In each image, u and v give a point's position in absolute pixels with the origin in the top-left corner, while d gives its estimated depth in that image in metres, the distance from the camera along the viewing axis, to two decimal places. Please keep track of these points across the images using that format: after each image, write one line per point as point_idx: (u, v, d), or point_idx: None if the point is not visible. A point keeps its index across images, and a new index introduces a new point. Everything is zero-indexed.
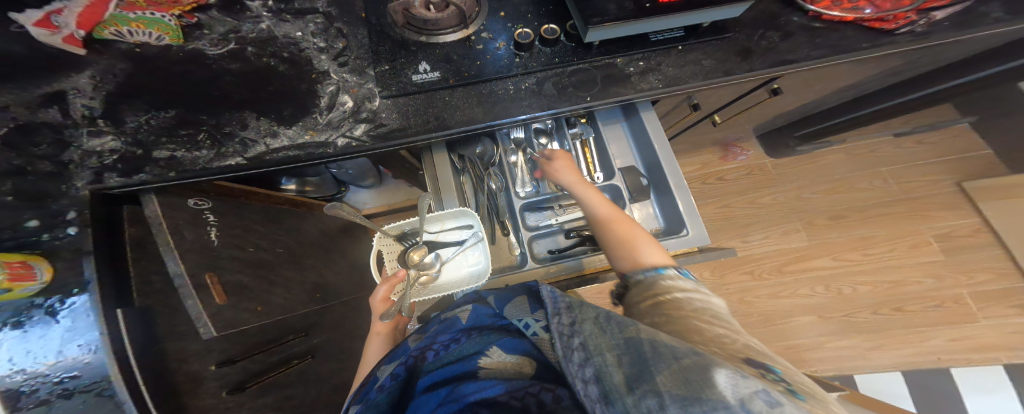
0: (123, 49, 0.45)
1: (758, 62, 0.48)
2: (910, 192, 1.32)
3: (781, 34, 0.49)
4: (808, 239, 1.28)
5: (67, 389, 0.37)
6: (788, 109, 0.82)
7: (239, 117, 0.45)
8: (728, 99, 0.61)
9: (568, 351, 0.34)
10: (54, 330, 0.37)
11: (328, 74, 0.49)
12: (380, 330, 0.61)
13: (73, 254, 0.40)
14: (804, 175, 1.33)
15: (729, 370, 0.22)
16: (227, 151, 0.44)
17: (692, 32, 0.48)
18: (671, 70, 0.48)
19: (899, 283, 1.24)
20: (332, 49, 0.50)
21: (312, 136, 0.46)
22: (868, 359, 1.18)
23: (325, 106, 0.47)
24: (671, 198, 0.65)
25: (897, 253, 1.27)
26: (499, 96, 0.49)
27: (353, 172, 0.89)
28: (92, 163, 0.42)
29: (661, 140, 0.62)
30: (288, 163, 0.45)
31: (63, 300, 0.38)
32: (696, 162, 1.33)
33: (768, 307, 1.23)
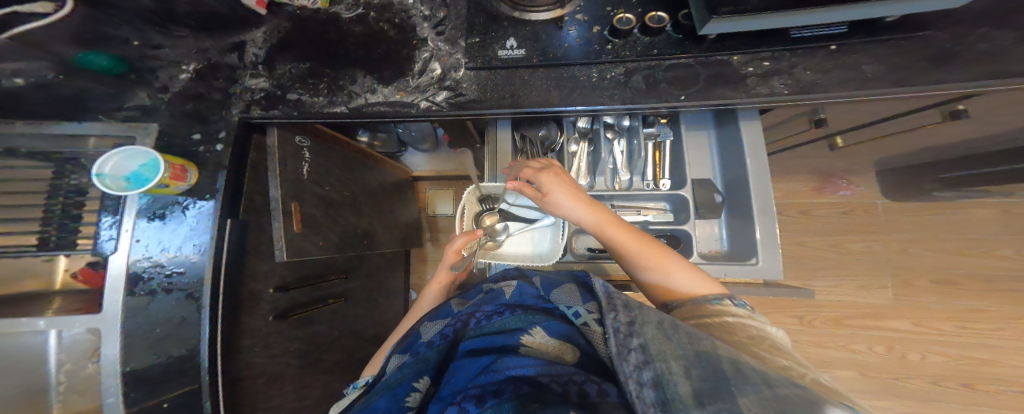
0: (289, 12, 0.50)
1: (958, 68, 0.39)
2: None
3: (1020, 34, 0.39)
4: (891, 298, 1.09)
5: (171, 284, 0.42)
6: (923, 146, 0.69)
7: (350, 73, 0.48)
8: (874, 117, 0.51)
9: (623, 349, 0.31)
10: (183, 228, 0.43)
11: (426, 43, 0.50)
12: (441, 281, 0.69)
13: (215, 167, 0.45)
14: (915, 226, 1.12)
15: (840, 410, 0.22)
16: (338, 99, 0.47)
17: (860, 27, 0.41)
18: (808, 74, 0.42)
19: (988, 362, 1.03)
20: (436, 19, 0.51)
21: (401, 96, 0.48)
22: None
23: (418, 71, 0.49)
24: (749, 222, 0.59)
25: (1005, 333, 1.05)
26: (579, 82, 0.47)
27: (416, 135, 0.93)
28: (246, 98, 0.48)
29: (758, 154, 0.55)
30: (378, 118, 0.47)
31: (195, 202, 0.44)
32: (783, 188, 1.17)
33: (808, 354, 1.08)
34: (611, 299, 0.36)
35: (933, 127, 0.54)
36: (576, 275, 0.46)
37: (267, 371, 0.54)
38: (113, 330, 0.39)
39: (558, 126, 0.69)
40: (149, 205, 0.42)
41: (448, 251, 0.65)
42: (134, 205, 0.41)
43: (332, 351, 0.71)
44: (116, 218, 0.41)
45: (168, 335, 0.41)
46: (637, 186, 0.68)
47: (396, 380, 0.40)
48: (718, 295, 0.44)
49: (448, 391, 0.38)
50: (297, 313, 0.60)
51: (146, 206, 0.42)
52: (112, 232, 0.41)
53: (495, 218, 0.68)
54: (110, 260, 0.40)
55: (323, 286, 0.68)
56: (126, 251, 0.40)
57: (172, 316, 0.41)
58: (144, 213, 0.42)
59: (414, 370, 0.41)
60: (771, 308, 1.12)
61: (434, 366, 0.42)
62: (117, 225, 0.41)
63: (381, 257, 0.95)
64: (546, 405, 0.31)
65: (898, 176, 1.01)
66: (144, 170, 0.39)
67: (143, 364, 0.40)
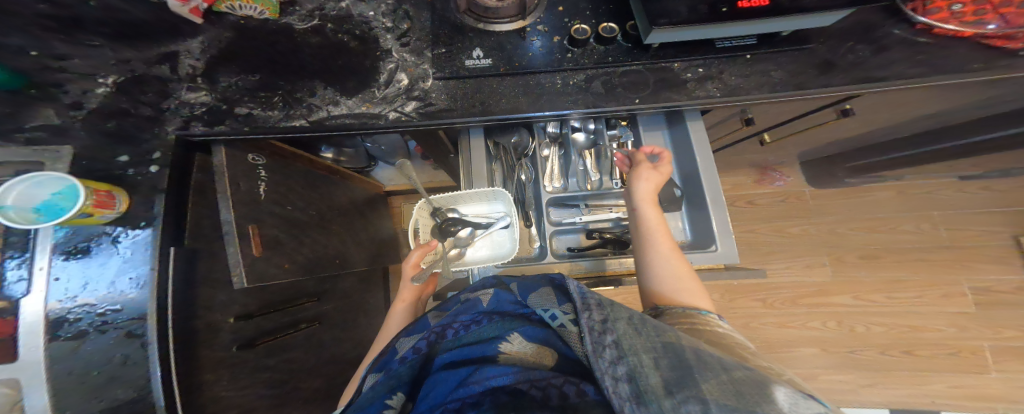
0: (231, 21, 0.49)
1: (838, 77, 0.46)
2: (960, 241, 1.24)
3: (874, 48, 0.47)
4: (832, 275, 1.23)
5: (105, 323, 0.38)
6: (841, 138, 0.79)
7: (309, 85, 0.47)
8: (788, 116, 0.59)
9: (598, 346, 0.33)
10: (113, 261, 0.40)
11: (388, 53, 0.50)
12: (406, 298, 0.66)
13: (149, 191, 0.42)
14: (843, 208, 1.27)
15: (787, 389, 0.24)
16: (296, 113, 0.46)
17: (765, 41, 0.48)
18: (733, 80, 0.47)
19: (920, 328, 1.18)
20: (394, 30, 0.51)
21: (368, 108, 0.47)
22: (859, 394, 1.15)
23: (382, 81, 0.49)
24: (705, 213, 0.64)
25: (925, 298, 1.20)
26: (545, 88, 0.50)
27: (386, 148, 0.92)
28: (184, 113, 0.44)
29: (705, 153, 0.61)
30: (340, 130, 0.46)
31: (127, 232, 0.41)
32: (730, 182, 1.29)
33: (771, 335, 1.19)
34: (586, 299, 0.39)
35: (821, 127, 0.65)
36: (551, 278, 0.49)
37: (232, 407, 0.49)
38: (36, 379, 0.36)
39: (529, 132, 0.71)
40: (67, 238, 0.39)
41: (406, 264, 0.63)
42: (48, 240, 0.39)
43: (311, 377, 0.68)
44: (27, 258, 0.38)
45: (109, 378, 0.37)
46: (608, 185, 0.72)
47: (370, 397, 0.39)
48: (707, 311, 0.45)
49: (426, 406, 0.38)
50: (265, 341, 0.57)
51: (62, 239, 0.39)
52: (22, 272, 0.37)
53: (455, 228, 0.67)
54: (21, 305, 0.36)
55: (292, 311, 0.64)
56: (41, 293, 0.37)
57: (112, 357, 0.38)
58: (59, 249, 0.39)
59: (387, 386, 0.40)
60: (735, 295, 1.22)
61: (409, 381, 0.42)
62: (29, 264, 0.38)
63: (355, 278, 0.91)
64: (523, 412, 0.32)
65: (821, 165, 1.15)
66: (57, 199, 0.35)
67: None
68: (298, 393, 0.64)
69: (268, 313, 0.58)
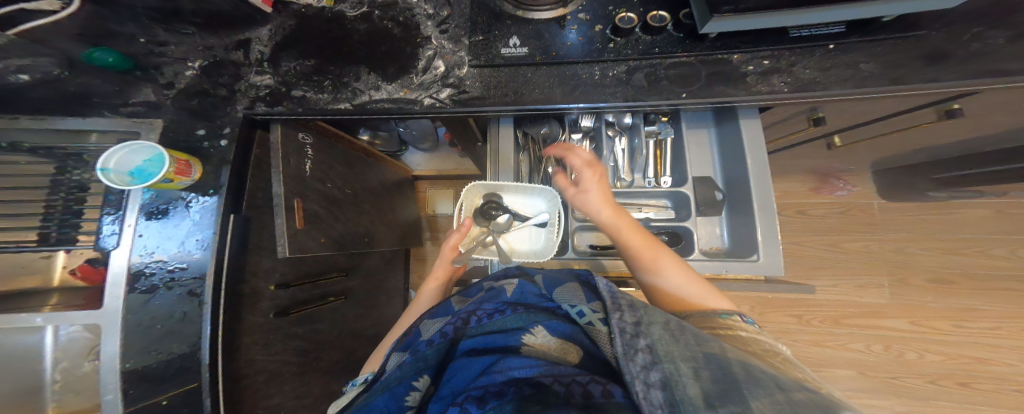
0: (295, 10, 0.49)
1: (948, 72, 0.39)
2: None
3: (1010, 35, 0.40)
4: (889, 296, 1.11)
5: (172, 280, 0.42)
6: (922, 145, 0.70)
7: (355, 70, 0.48)
8: (873, 116, 0.52)
9: (629, 349, 0.31)
10: (185, 224, 0.43)
11: (430, 40, 0.50)
12: (438, 276, 0.70)
13: (219, 163, 0.45)
14: (909, 225, 1.14)
15: None
16: (341, 96, 0.47)
17: (856, 28, 0.42)
18: (806, 73, 0.43)
19: (982, 360, 1.05)
20: (438, 16, 0.51)
21: (405, 94, 0.48)
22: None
23: (421, 68, 0.49)
24: (749, 219, 0.59)
25: (1000, 333, 1.06)
26: (581, 80, 0.48)
27: (417, 134, 0.93)
28: (251, 94, 0.47)
29: (758, 153, 0.56)
30: (381, 115, 0.47)
31: (199, 198, 0.44)
32: (778, 188, 1.19)
33: (806, 353, 1.10)
34: (615, 298, 0.38)
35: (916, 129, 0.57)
36: (578, 273, 0.48)
37: (265, 369, 0.53)
38: (114, 325, 0.39)
39: (560, 123, 0.68)
40: (151, 200, 0.42)
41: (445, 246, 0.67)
42: (137, 199, 0.41)
43: (332, 351, 0.71)
44: (118, 214, 0.41)
45: (168, 331, 0.41)
46: (640, 183, 0.70)
47: (396, 378, 0.40)
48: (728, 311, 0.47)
49: (450, 390, 0.39)
50: (297, 311, 0.60)
51: (148, 201, 0.42)
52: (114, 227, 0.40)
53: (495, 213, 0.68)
54: (111, 255, 0.40)
55: (323, 284, 0.68)
56: (126, 247, 0.40)
57: (173, 313, 0.42)
58: (145, 209, 0.42)
59: (413, 369, 0.41)
60: (769, 307, 1.14)
61: (434, 365, 0.42)
62: (118, 220, 0.41)
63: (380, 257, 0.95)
64: (548, 406, 0.31)
65: (892, 174, 1.03)
66: (146, 165, 0.39)
67: (142, 362, 0.40)
68: (320, 360, 0.67)
69: (304, 284, 0.62)
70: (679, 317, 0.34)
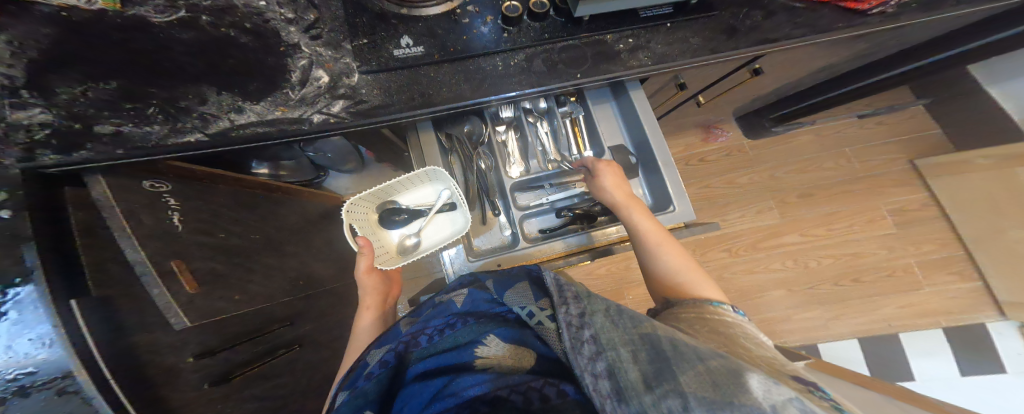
0: (46, 14, 0.39)
1: (743, 41, 0.49)
2: (870, 171, 1.41)
3: (763, 13, 0.50)
4: (780, 216, 1.35)
5: (24, 386, 0.34)
6: (771, 88, 0.87)
7: (194, 92, 0.42)
8: (712, 79, 0.64)
9: (576, 342, 0.37)
10: (2, 324, 0.33)
11: (299, 47, 0.45)
12: (370, 305, 0.66)
13: (9, 239, 0.33)
14: (778, 154, 1.39)
15: (758, 375, 0.25)
16: (184, 127, 0.41)
17: (680, 10, 0.48)
18: (659, 48, 0.48)
19: (858, 254, 1.34)
20: (303, 21, 0.46)
21: (284, 112, 0.43)
22: (828, 327, 1.29)
23: (296, 81, 0.44)
24: (659, 175, 0.67)
25: (857, 227, 1.36)
26: (487, 72, 0.48)
27: (333, 155, 0.84)
28: (20, 138, 0.38)
29: (649, 119, 0.64)
30: (255, 140, 0.43)
31: (4, 291, 0.33)
32: (680, 144, 1.36)
33: (741, 281, 1.31)
34: (563, 290, 0.43)
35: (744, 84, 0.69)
36: (528, 270, 0.51)
37: None
38: None
39: (481, 119, 0.68)
40: None
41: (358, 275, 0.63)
42: None
43: (309, 401, 0.67)
44: None
45: None
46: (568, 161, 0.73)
47: None
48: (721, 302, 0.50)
49: None
50: (242, 372, 0.52)
51: None
52: None
53: (393, 218, 0.67)
54: None
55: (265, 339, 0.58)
56: None
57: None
58: None
59: (353, 407, 0.38)
60: (704, 248, 1.32)
61: (377, 398, 0.40)
62: None
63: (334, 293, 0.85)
64: None
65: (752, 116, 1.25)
66: None
67: None
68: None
69: (234, 347, 0.52)
70: (618, 302, 0.37)
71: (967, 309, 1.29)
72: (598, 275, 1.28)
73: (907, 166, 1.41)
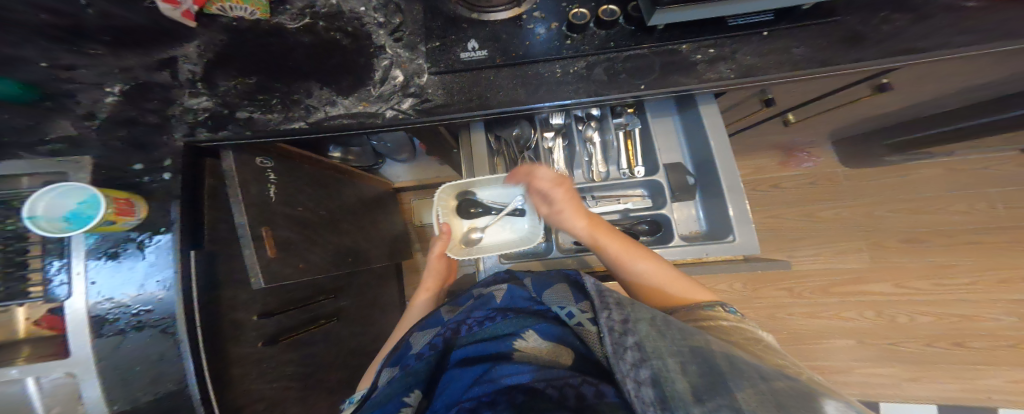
0: (223, 23, 0.45)
1: (870, 51, 0.42)
2: (1002, 222, 1.15)
3: (913, 16, 0.43)
4: (869, 260, 1.16)
5: (142, 321, 0.40)
6: (879, 114, 0.75)
7: (305, 86, 0.46)
8: (813, 95, 0.57)
9: (619, 348, 0.33)
10: (140, 265, 0.41)
11: (383, 49, 0.48)
12: (429, 287, 0.73)
13: (164, 197, 0.42)
14: (873, 189, 1.20)
15: (838, 403, 0.22)
16: (294, 115, 0.45)
17: (784, 16, 0.44)
18: (749, 59, 0.44)
19: (971, 318, 1.11)
20: (389, 26, 0.49)
21: (365, 107, 0.46)
22: (902, 389, 1.09)
23: (378, 79, 0.48)
24: (721, 200, 0.62)
25: (973, 286, 1.13)
26: (544, 78, 0.48)
27: (391, 145, 0.90)
28: (189, 119, 0.43)
29: (718, 136, 0.59)
30: (341, 131, 0.46)
31: (150, 238, 0.41)
32: (750, 166, 1.22)
33: (801, 326, 1.15)
34: (604, 297, 0.39)
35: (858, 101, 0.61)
36: (566, 273, 0.47)
37: (263, 399, 0.51)
38: (87, 372, 0.38)
39: (531, 123, 0.69)
40: (98, 244, 0.40)
41: (431, 256, 0.70)
42: (80, 246, 0.39)
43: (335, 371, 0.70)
44: (63, 262, 0.39)
45: (151, 372, 0.40)
46: (614, 175, 0.71)
47: (386, 395, 0.38)
48: (710, 303, 0.46)
49: (445, 402, 0.40)
50: (288, 336, 0.57)
51: (94, 245, 0.40)
52: (61, 277, 0.38)
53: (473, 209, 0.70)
54: (65, 305, 0.38)
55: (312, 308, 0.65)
56: (80, 294, 0.38)
57: (149, 353, 0.40)
58: (92, 253, 0.40)
59: (403, 385, 0.40)
60: (760, 282, 1.18)
61: (426, 379, 0.42)
62: (66, 269, 0.38)
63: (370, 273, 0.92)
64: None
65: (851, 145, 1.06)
66: (82, 208, 0.36)
67: (128, 404, 0.39)
68: (320, 383, 0.65)
69: (290, 310, 0.59)
70: (666, 312, 0.33)
71: None
72: None
73: None
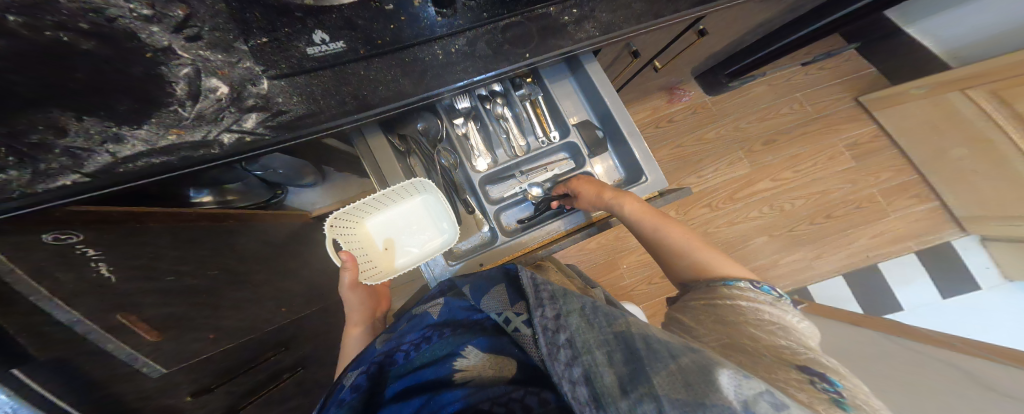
0: None
1: (682, 1, 0.46)
2: (822, 111, 1.42)
3: None
4: (750, 166, 1.37)
5: None
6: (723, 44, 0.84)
7: (41, 120, 0.32)
8: (662, 43, 0.64)
9: (553, 347, 0.35)
10: None
11: (175, 52, 0.34)
12: (357, 320, 0.65)
13: None
14: (738, 106, 1.39)
15: (729, 369, 0.25)
16: (51, 167, 0.35)
17: None
18: (605, 16, 0.45)
19: (825, 193, 1.38)
20: (168, 18, 0.32)
21: (178, 135, 0.37)
22: (813, 266, 1.35)
23: (184, 94, 0.37)
24: (627, 147, 0.65)
25: (829, 167, 1.40)
26: (427, 63, 0.43)
27: (285, 171, 0.78)
28: None
29: (608, 89, 0.62)
30: (154, 172, 0.38)
31: None
32: (647, 109, 1.35)
33: (724, 233, 1.34)
34: (540, 291, 0.42)
35: (694, 44, 0.70)
36: (505, 270, 0.52)
37: None
38: None
39: (435, 114, 0.65)
40: None
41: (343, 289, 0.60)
42: None
43: None
44: None
45: None
46: (535, 145, 0.70)
47: None
48: (738, 278, 0.47)
49: None
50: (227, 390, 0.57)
51: None
52: None
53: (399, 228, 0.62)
54: None
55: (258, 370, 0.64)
56: None
57: None
58: None
59: None
60: (682, 208, 1.34)
61: None
62: None
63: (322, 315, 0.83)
64: None
65: (705, 78, 1.22)
66: None
67: None
68: None
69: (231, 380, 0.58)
70: (592, 299, 0.36)
71: (933, 230, 1.35)
72: (590, 250, 1.28)
73: (852, 105, 1.43)
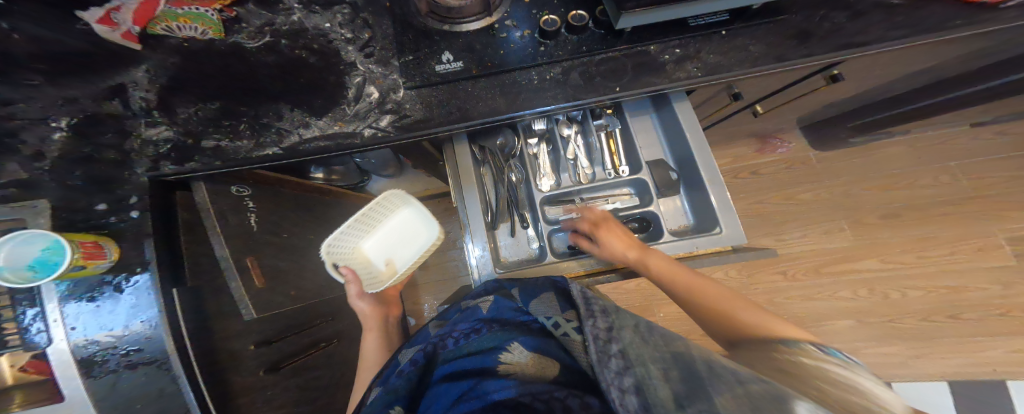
0: (172, 44, 0.43)
1: (817, 45, 0.46)
2: (986, 190, 1.19)
3: (850, 14, 0.46)
4: (852, 239, 1.19)
5: (133, 361, 0.39)
6: (844, 97, 0.78)
7: (274, 108, 0.44)
8: (777, 87, 0.62)
9: (604, 356, 0.36)
10: (121, 306, 0.39)
11: (356, 65, 0.46)
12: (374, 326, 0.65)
13: (135, 236, 0.40)
14: (850, 170, 1.24)
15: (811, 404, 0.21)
16: (266, 140, 0.44)
17: (738, 16, 0.46)
18: (712, 58, 0.46)
19: (958, 289, 1.14)
20: (358, 41, 0.47)
21: (341, 126, 0.45)
22: (910, 366, 1.11)
23: (352, 96, 0.46)
24: (704, 193, 0.63)
25: (958, 255, 1.16)
26: (522, 86, 0.47)
27: (378, 162, 0.86)
28: (150, 152, 0.42)
29: (693, 129, 0.61)
30: (321, 154, 0.45)
31: (128, 279, 0.39)
32: (731, 155, 1.26)
33: (801, 308, 1.16)
34: (590, 304, 0.45)
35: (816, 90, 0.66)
36: (553, 282, 0.53)
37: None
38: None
39: (514, 131, 0.69)
40: (72, 290, 0.38)
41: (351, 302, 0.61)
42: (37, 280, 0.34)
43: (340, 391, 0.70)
44: (36, 311, 0.36)
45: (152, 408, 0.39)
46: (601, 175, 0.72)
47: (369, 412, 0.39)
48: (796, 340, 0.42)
49: None
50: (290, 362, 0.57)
51: (68, 292, 0.38)
52: (38, 324, 0.36)
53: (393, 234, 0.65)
54: (48, 351, 0.36)
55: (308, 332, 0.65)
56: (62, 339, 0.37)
57: (148, 390, 0.39)
58: (68, 298, 0.38)
59: (385, 402, 0.40)
60: (752, 270, 1.20)
61: (406, 395, 0.41)
62: (41, 316, 0.37)
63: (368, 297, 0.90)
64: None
65: (816, 129, 1.10)
66: (48, 254, 0.34)
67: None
68: (332, 406, 0.66)
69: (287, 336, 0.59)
70: (647, 320, 0.37)
71: None
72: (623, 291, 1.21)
73: None
